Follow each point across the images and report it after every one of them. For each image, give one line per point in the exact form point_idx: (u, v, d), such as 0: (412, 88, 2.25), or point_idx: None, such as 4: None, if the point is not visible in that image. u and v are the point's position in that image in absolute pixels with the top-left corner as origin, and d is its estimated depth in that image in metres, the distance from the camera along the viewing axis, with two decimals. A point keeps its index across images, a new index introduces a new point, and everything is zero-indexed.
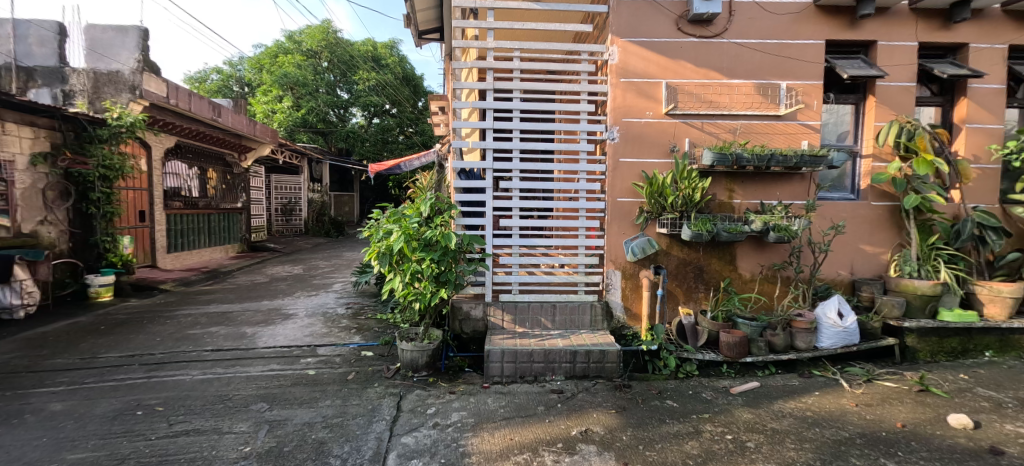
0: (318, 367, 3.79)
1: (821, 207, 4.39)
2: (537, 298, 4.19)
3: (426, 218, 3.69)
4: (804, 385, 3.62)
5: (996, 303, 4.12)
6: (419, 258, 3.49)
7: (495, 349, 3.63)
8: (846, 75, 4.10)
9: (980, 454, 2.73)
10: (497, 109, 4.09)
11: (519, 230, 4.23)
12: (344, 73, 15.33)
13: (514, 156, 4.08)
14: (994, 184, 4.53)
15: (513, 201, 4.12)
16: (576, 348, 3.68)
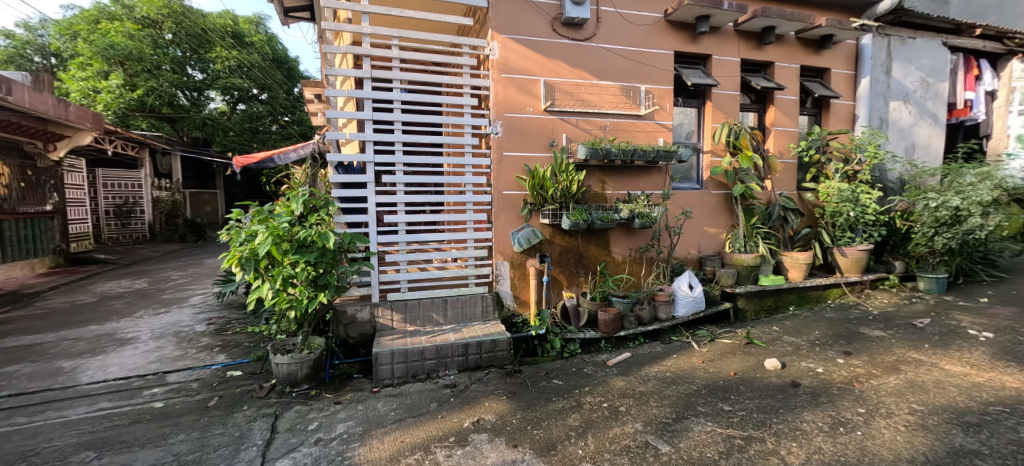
0: (168, 398, 3.24)
1: (675, 196, 5.07)
2: (427, 294, 4.11)
3: (299, 217, 3.39)
4: (665, 350, 4.19)
5: (796, 268, 5.22)
6: (293, 261, 3.20)
7: (384, 351, 3.49)
8: (690, 82, 4.86)
9: (784, 388, 3.46)
10: (376, 98, 3.88)
11: (406, 226, 4.10)
12: (195, 48, 12.97)
13: (396, 149, 3.93)
14: (792, 175, 5.73)
15: (398, 196, 3.97)
16: (467, 341, 3.73)
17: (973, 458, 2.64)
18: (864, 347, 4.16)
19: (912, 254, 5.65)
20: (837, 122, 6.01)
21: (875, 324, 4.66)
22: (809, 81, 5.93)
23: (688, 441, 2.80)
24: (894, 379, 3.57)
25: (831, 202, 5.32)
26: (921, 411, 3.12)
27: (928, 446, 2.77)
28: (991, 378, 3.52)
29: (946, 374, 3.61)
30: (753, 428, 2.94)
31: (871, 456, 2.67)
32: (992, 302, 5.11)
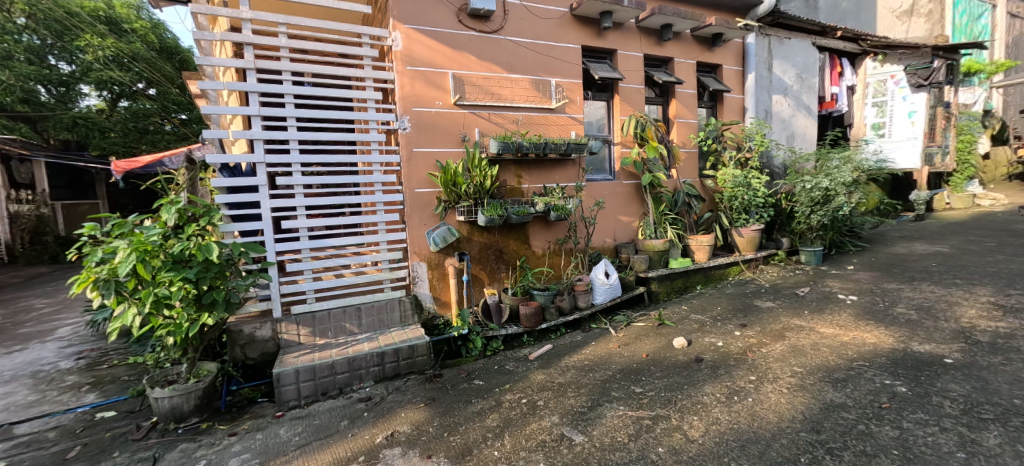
0: (14, 454, 2.74)
1: (589, 187, 5.24)
2: (339, 303, 3.88)
3: (174, 228, 3.07)
4: (585, 339, 4.36)
5: (701, 250, 5.63)
6: (166, 280, 2.90)
7: (287, 371, 3.27)
8: (597, 76, 5.04)
9: (689, 364, 3.76)
10: (263, 92, 3.55)
11: (309, 231, 3.81)
12: (59, 35, 10.61)
13: (291, 147, 3.65)
14: (694, 164, 6.19)
15: (297, 199, 3.68)
16: (383, 349, 3.59)
17: (840, 411, 3.02)
18: (757, 318, 4.59)
19: (795, 231, 6.35)
20: (729, 113, 6.57)
21: (766, 296, 5.19)
22: (705, 76, 6.39)
23: (601, 428, 2.97)
24: (779, 345, 3.98)
25: (727, 188, 5.82)
26: (801, 372, 3.51)
27: (805, 404, 3.12)
28: (855, 336, 4.05)
29: (821, 336, 4.09)
30: (660, 406, 3.19)
31: (759, 420, 2.98)
32: (856, 269, 5.90)
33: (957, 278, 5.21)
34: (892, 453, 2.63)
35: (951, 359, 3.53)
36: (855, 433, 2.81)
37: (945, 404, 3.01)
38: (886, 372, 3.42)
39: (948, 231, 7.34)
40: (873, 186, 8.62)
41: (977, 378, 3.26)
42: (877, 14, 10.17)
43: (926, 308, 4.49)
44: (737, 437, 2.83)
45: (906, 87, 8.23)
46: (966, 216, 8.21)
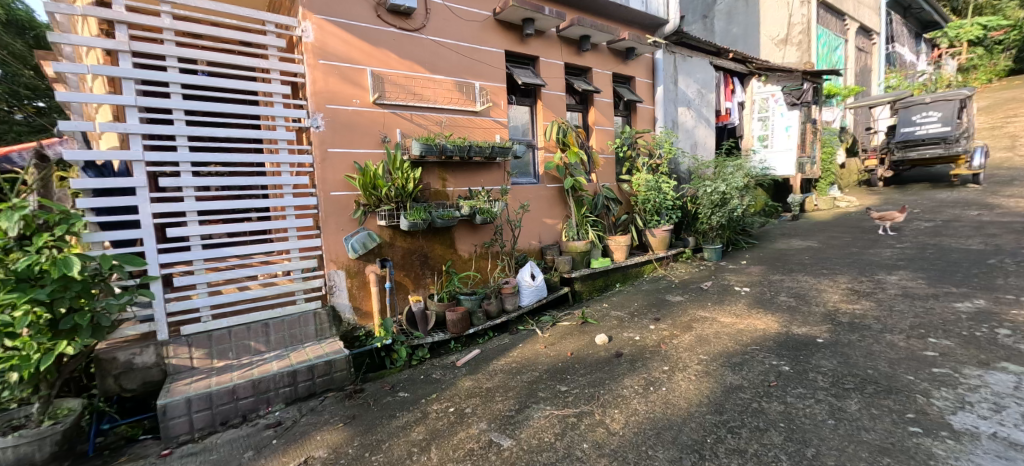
0: None
1: (514, 190, 5.28)
2: (241, 320, 3.51)
3: (20, 239, 2.60)
4: (512, 341, 4.37)
5: (620, 250, 5.90)
6: (9, 303, 2.45)
7: (177, 401, 2.90)
8: (520, 81, 5.12)
9: (610, 360, 3.90)
10: (142, 79, 3.11)
11: (203, 240, 3.41)
12: None
13: (179, 144, 3.24)
14: (611, 169, 6.49)
15: (187, 203, 3.27)
16: (295, 367, 3.32)
17: (737, 392, 3.28)
18: (668, 312, 4.89)
19: (698, 230, 6.87)
20: (643, 122, 6.98)
21: (676, 291, 5.55)
22: (621, 86, 6.74)
23: (529, 430, 2.96)
24: (688, 336, 4.26)
25: (641, 191, 6.18)
26: (705, 360, 3.78)
27: (710, 388, 3.36)
28: (748, 323, 4.46)
29: (722, 325, 4.45)
30: (585, 403, 3.26)
31: (672, 407, 3.15)
32: (749, 263, 6.52)
33: (825, 268, 5.96)
34: (780, 427, 2.89)
35: (823, 339, 4.00)
36: (750, 411, 3.07)
37: (819, 378, 3.39)
38: (774, 354, 3.79)
39: (817, 228, 8.44)
40: (759, 189, 9.62)
41: (841, 353, 3.73)
42: (761, 41, 11.60)
43: (802, 295, 5.08)
44: (654, 426, 2.97)
45: (783, 105, 9.31)
46: (831, 216, 9.47)
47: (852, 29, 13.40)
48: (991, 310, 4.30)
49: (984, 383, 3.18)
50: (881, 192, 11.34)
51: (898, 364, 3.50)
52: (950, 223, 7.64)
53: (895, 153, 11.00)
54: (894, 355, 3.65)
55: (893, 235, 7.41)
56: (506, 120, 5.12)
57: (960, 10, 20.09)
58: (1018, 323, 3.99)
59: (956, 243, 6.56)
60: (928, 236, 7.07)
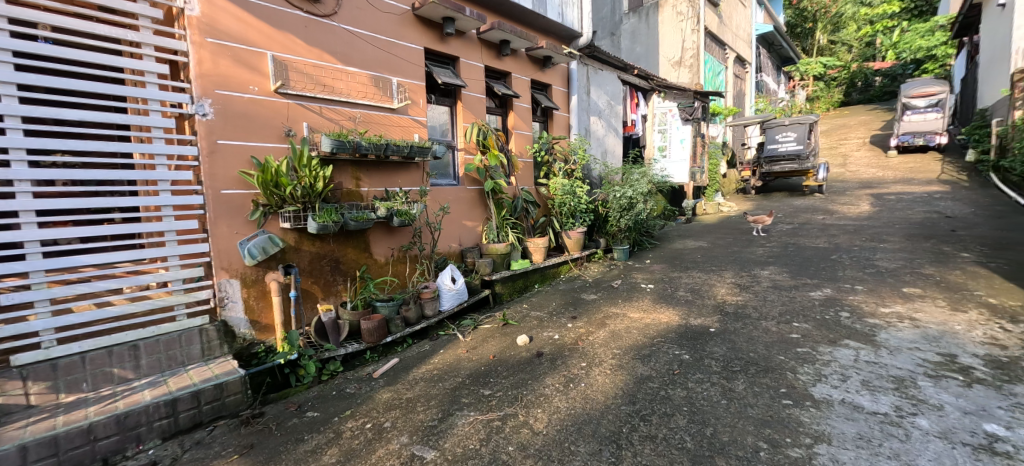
0: None
1: (433, 192, 5.13)
2: (99, 343, 2.97)
3: None
4: (433, 348, 4.21)
5: (538, 252, 5.99)
6: None
7: (9, 449, 2.38)
8: (441, 80, 4.97)
9: (531, 360, 3.90)
10: None
11: (44, 246, 2.84)
12: None
13: (8, 127, 2.68)
14: (529, 174, 6.65)
15: (20, 201, 2.71)
16: (173, 395, 2.89)
17: (647, 382, 3.43)
18: (584, 310, 5.04)
19: (609, 232, 7.22)
20: (559, 129, 7.19)
21: (591, 290, 5.74)
22: (539, 93, 6.87)
23: (452, 439, 2.84)
24: (602, 332, 4.40)
25: (557, 195, 6.33)
26: (618, 354, 3.93)
27: (623, 380, 3.48)
28: (653, 317, 4.72)
29: (631, 320, 4.67)
30: (508, 405, 3.21)
31: (591, 402, 3.21)
32: (652, 261, 6.98)
33: (712, 265, 6.57)
34: (684, 411, 3.07)
35: (714, 328, 4.35)
36: (658, 398, 3.22)
37: (712, 363, 3.66)
38: (676, 344, 4.04)
39: (705, 230, 9.30)
40: (659, 194, 10.32)
41: (729, 340, 4.07)
42: (659, 62, 12.83)
43: (696, 289, 5.51)
44: (575, 422, 2.99)
45: (678, 120, 10.19)
46: (718, 219, 10.45)
47: (731, 57, 15.03)
48: (836, 296, 5.00)
49: (833, 358, 3.66)
50: (754, 199, 12.79)
51: (772, 346, 3.90)
52: (806, 225, 8.86)
53: (761, 168, 12.68)
54: (768, 339, 4.06)
55: (763, 236, 8.37)
56: (425, 119, 4.95)
57: (807, 49, 23.70)
58: (854, 306, 4.68)
59: (808, 241, 7.57)
60: (788, 236, 8.11)
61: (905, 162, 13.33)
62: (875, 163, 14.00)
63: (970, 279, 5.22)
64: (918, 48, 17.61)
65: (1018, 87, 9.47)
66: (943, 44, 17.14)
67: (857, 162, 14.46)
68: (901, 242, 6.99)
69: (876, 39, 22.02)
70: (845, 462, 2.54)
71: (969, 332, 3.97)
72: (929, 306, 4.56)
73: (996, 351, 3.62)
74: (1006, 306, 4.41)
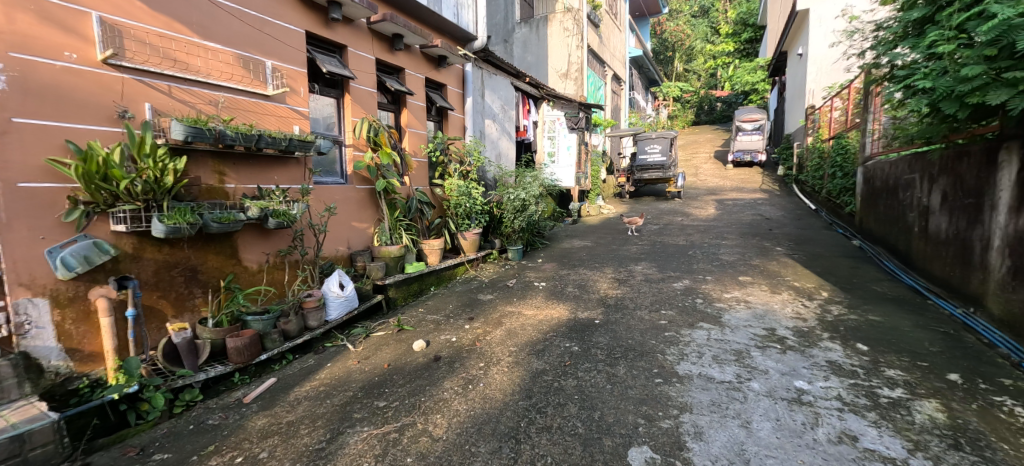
0: None
1: (317, 191, 4.69)
2: None
3: None
4: (318, 362, 3.82)
5: (434, 253, 5.78)
6: None
7: None
8: (325, 70, 4.54)
9: (428, 365, 3.73)
10: None
11: None
12: None
13: None
14: (423, 174, 6.43)
15: None
16: None
17: (542, 376, 3.49)
18: (481, 310, 4.99)
19: (503, 233, 7.29)
20: (454, 129, 7.09)
21: (487, 290, 5.72)
22: (433, 92, 6.70)
23: (344, 460, 2.58)
24: (499, 331, 4.39)
25: (453, 196, 6.23)
26: (515, 351, 3.94)
27: (519, 376, 3.49)
28: (546, 313, 4.85)
29: (525, 317, 4.74)
30: (405, 415, 3.00)
31: (489, 401, 3.15)
32: (544, 260, 7.21)
33: (593, 262, 7.03)
34: (575, 399, 3.16)
35: (599, 319, 4.60)
36: (552, 390, 3.28)
37: (598, 352, 3.86)
38: (566, 338, 4.18)
39: (587, 230, 9.92)
40: (549, 197, 10.73)
41: (611, 331, 4.32)
42: (548, 73, 13.39)
43: (582, 285, 5.82)
44: (474, 422, 2.91)
45: (565, 128, 10.99)
46: (600, 220, 11.16)
47: (610, 75, 16.36)
48: (695, 286, 5.63)
49: (692, 338, 4.09)
50: (629, 203, 13.93)
51: (646, 333, 4.23)
52: (670, 225, 9.93)
53: (634, 175, 14.22)
54: (642, 327, 4.40)
55: (636, 235, 9.16)
56: (306, 109, 4.52)
57: (668, 74, 26.85)
58: (706, 293, 5.31)
59: (670, 239, 8.48)
60: (656, 235, 8.92)
61: (739, 173, 15.82)
62: (717, 173, 16.36)
63: (782, 267, 6.26)
64: (746, 82, 21.31)
65: (811, 119, 12.30)
66: (763, 82, 20.97)
67: (706, 173, 16.62)
68: (736, 239, 8.17)
69: (719, 71, 25.76)
70: (704, 427, 2.84)
71: (783, 309, 4.72)
72: (757, 290, 5.35)
73: (800, 324, 4.35)
74: (804, 288, 5.34)
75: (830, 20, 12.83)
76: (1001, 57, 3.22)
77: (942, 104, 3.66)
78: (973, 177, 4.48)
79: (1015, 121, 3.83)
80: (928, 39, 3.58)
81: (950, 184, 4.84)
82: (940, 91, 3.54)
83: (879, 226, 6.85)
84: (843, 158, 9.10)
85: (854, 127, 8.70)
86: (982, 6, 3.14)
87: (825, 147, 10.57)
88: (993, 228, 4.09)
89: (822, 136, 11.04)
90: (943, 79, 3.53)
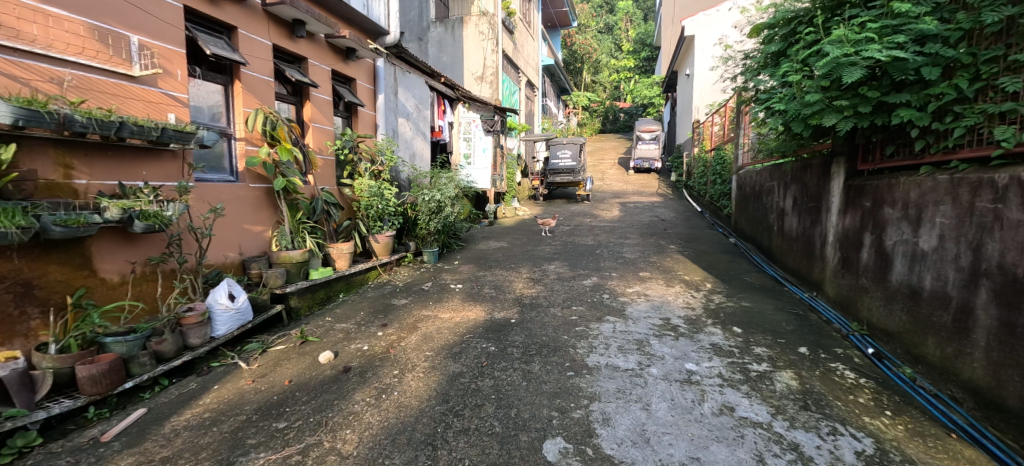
0: None
1: (199, 189, 4.12)
2: None
3: None
4: (202, 385, 3.36)
5: (342, 258, 5.44)
6: None
7: None
8: (209, 52, 4.03)
9: (337, 377, 3.46)
10: None
11: None
12: None
13: None
14: (330, 171, 6.01)
15: None
16: None
17: (459, 378, 3.39)
18: (395, 316, 4.75)
19: (418, 235, 7.05)
20: (364, 127, 6.72)
21: (403, 294, 5.47)
22: (341, 86, 6.32)
23: None
24: (414, 336, 4.21)
25: (364, 197, 5.89)
26: (431, 355, 3.79)
27: (434, 381, 3.36)
28: (463, 315, 4.75)
29: (441, 321, 4.60)
30: (310, 434, 2.74)
31: (404, 410, 2.99)
32: (462, 262, 7.09)
33: (509, 262, 7.09)
34: (492, 399, 3.11)
35: (515, 319, 4.61)
36: (469, 392, 3.20)
37: (513, 351, 3.85)
38: (483, 338, 4.12)
39: (503, 232, 9.99)
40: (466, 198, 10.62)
41: (527, 329, 4.32)
42: (463, 74, 13.33)
43: (499, 286, 5.80)
44: (388, 433, 2.74)
45: (482, 130, 10.98)
46: (515, 222, 11.30)
47: (524, 81, 16.75)
48: (603, 282, 5.90)
49: (600, 331, 4.25)
50: (541, 205, 14.29)
51: (558, 329, 4.32)
52: (579, 226, 10.36)
53: (546, 178, 14.68)
54: (554, 323, 4.48)
55: (550, 235, 9.41)
56: (184, 95, 3.99)
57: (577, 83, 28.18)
58: (612, 289, 5.58)
59: (580, 239, 8.84)
60: (567, 236, 9.23)
61: (641, 179, 17.02)
62: (621, 178, 17.45)
63: (675, 263, 6.78)
64: None
65: (697, 132, 13.65)
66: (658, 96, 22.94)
67: (612, 177, 17.64)
68: (637, 238, 8.73)
69: (622, 84, 27.56)
70: (611, 412, 2.95)
71: (677, 300, 5.11)
72: (655, 284, 5.73)
73: (690, 312, 4.73)
74: (693, 281, 5.84)
75: (708, 47, 14.28)
76: (833, 88, 3.74)
77: (793, 124, 4.20)
78: (813, 184, 5.19)
79: (842, 139, 4.39)
80: (782, 70, 4.02)
81: (799, 190, 5.57)
82: (791, 113, 4.03)
83: (749, 225, 7.75)
84: (721, 168, 10.23)
85: (729, 141, 9.81)
86: (819, 46, 3.52)
87: (707, 157, 11.79)
88: (827, 227, 4.76)
89: (705, 147, 12.30)
90: (793, 103, 4.01)
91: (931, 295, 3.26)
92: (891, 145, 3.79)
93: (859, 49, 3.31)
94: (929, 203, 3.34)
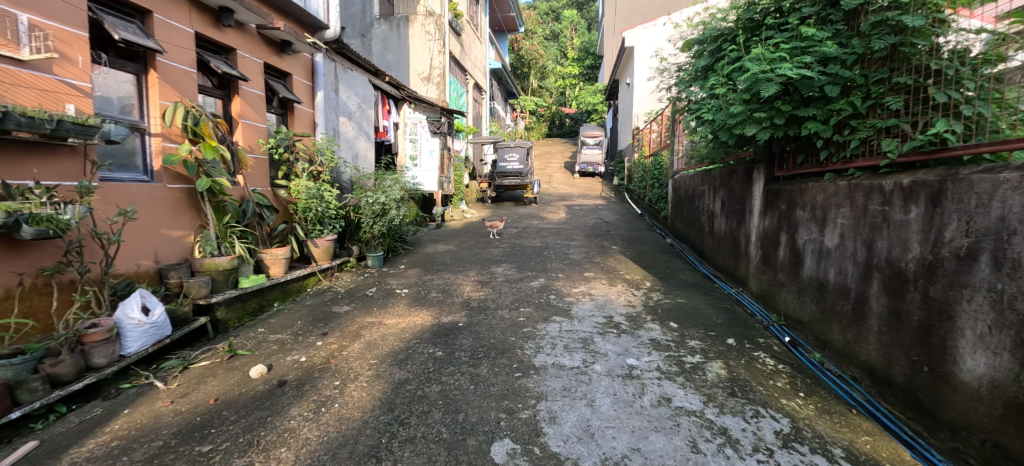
0: None
1: (103, 190, 3.75)
2: None
3: None
4: (109, 410, 3.12)
5: (277, 264, 5.16)
6: None
7: None
8: (117, 36, 3.68)
9: (272, 392, 3.33)
10: None
11: None
12: None
13: None
14: (263, 171, 5.72)
15: None
16: None
17: (405, 385, 3.40)
18: (336, 324, 4.61)
19: (362, 239, 6.84)
20: (301, 125, 6.47)
21: (344, 301, 5.31)
22: (275, 80, 6.05)
23: None
24: (357, 344, 4.13)
25: (301, 199, 5.63)
26: (376, 364, 3.74)
27: (381, 390, 3.34)
28: (409, 321, 4.71)
29: (386, 327, 4.53)
30: (239, 455, 2.65)
31: (345, 422, 2.95)
32: (407, 267, 6.98)
33: (456, 266, 7.08)
34: (439, 404, 3.15)
35: (462, 322, 4.65)
36: (415, 399, 3.22)
37: (462, 355, 3.89)
38: (430, 343, 4.11)
39: (450, 235, 9.94)
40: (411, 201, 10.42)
41: (474, 332, 4.38)
42: (409, 74, 13.07)
43: (446, 289, 5.80)
44: (328, 448, 2.70)
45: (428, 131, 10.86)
46: (462, 225, 11.27)
47: (471, 83, 16.73)
48: (549, 283, 6.09)
49: (547, 331, 4.42)
50: (489, 208, 14.37)
51: (506, 330, 4.42)
52: (526, 228, 10.56)
53: (495, 181, 14.59)
54: (502, 325, 4.58)
55: (497, 238, 9.52)
56: (87, 84, 3.66)
57: None
58: (558, 289, 5.78)
59: (527, 241, 9.03)
60: (514, 238, 9.37)
61: (583, 182, 17.61)
62: (564, 181, 17.96)
63: (619, 263, 7.14)
64: None
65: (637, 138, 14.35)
66: None
67: (558, 181, 18.10)
68: (583, 240, 9.08)
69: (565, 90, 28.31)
70: (557, 410, 3.08)
71: (618, 298, 5.42)
72: (598, 283, 6.02)
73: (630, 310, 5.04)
74: (632, 280, 6.20)
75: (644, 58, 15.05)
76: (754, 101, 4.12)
77: (721, 133, 4.59)
78: (738, 189, 5.73)
79: (763, 147, 4.91)
80: (710, 83, 4.41)
81: (726, 194, 6.11)
82: (719, 123, 4.45)
83: (684, 225, 8.33)
84: (659, 173, 10.85)
85: (666, 147, 10.43)
86: (740, 63, 3.93)
87: (647, 162, 12.46)
88: (751, 228, 5.27)
89: (644, 153, 12.98)
90: (720, 114, 4.45)
91: (836, 287, 3.69)
92: (801, 154, 4.28)
93: (774, 66, 3.69)
94: (833, 205, 3.78)
